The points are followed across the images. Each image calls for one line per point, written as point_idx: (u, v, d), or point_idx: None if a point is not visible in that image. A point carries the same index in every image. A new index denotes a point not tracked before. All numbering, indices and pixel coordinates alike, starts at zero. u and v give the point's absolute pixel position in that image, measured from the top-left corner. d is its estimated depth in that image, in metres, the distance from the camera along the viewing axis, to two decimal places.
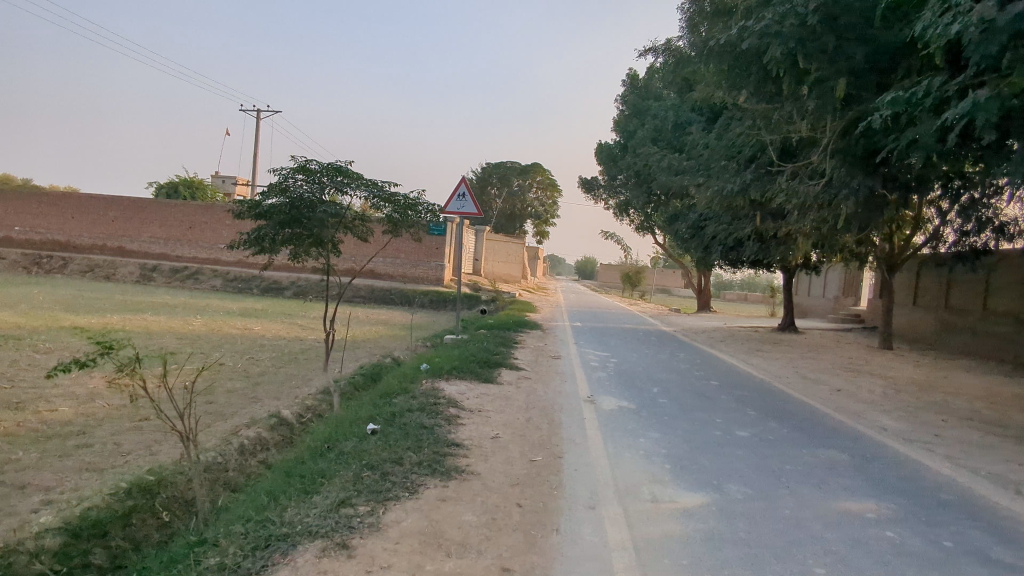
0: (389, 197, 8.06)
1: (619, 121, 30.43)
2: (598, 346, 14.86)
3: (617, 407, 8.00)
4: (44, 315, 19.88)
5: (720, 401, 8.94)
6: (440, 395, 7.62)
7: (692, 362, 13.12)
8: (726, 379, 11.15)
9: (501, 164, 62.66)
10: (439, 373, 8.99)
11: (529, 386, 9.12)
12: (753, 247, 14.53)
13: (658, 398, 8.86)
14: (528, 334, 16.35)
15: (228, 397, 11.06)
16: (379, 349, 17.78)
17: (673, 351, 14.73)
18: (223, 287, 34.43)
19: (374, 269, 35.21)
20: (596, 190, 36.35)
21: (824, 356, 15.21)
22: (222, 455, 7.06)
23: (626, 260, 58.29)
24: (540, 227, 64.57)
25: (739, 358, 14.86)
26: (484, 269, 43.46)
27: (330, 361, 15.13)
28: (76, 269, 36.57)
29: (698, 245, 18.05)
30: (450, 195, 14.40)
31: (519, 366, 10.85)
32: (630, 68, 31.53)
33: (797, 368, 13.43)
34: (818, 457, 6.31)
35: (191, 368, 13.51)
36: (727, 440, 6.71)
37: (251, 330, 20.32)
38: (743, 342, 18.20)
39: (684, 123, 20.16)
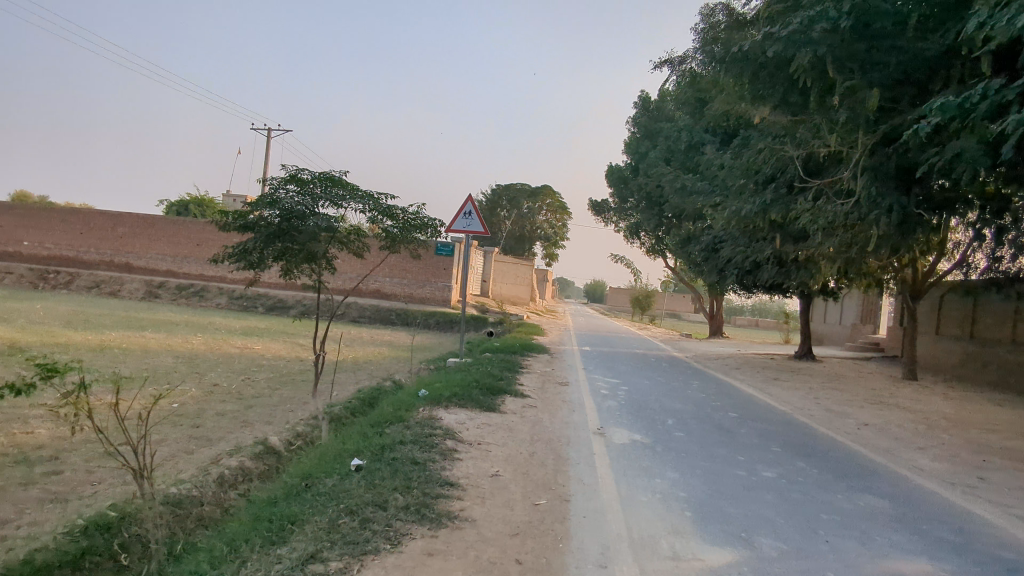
0: (387, 211, 7.60)
1: (630, 142, 30.07)
2: (608, 373, 14.21)
3: (630, 441, 7.36)
4: (42, 331, 19.47)
5: (740, 435, 8.28)
6: (437, 425, 7.00)
7: (707, 391, 12.44)
8: (745, 410, 10.47)
9: (511, 186, 62.59)
10: (438, 400, 8.40)
11: (535, 416, 8.50)
12: (771, 272, 13.92)
13: (673, 430, 8.21)
14: (536, 359, 15.72)
15: (217, 421, 10.51)
16: (381, 371, 17.23)
17: (686, 379, 14.04)
18: (227, 305, 34.05)
19: (381, 289, 34.78)
20: (607, 213, 35.91)
21: (845, 387, 14.47)
22: (197, 487, 6.46)
23: (636, 284, 57.61)
24: (549, 250, 64.18)
25: (755, 387, 14.14)
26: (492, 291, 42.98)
27: (330, 385, 14.55)
28: (81, 285, 36.37)
29: (713, 268, 17.44)
30: (456, 213, 13.92)
31: (525, 393, 10.22)
32: (642, 90, 31.26)
33: (819, 400, 12.71)
34: (856, 505, 5.64)
35: (183, 388, 13.00)
36: (752, 482, 6.05)
37: (251, 349, 19.83)
38: (759, 370, 17.47)
39: (698, 144, 19.71)
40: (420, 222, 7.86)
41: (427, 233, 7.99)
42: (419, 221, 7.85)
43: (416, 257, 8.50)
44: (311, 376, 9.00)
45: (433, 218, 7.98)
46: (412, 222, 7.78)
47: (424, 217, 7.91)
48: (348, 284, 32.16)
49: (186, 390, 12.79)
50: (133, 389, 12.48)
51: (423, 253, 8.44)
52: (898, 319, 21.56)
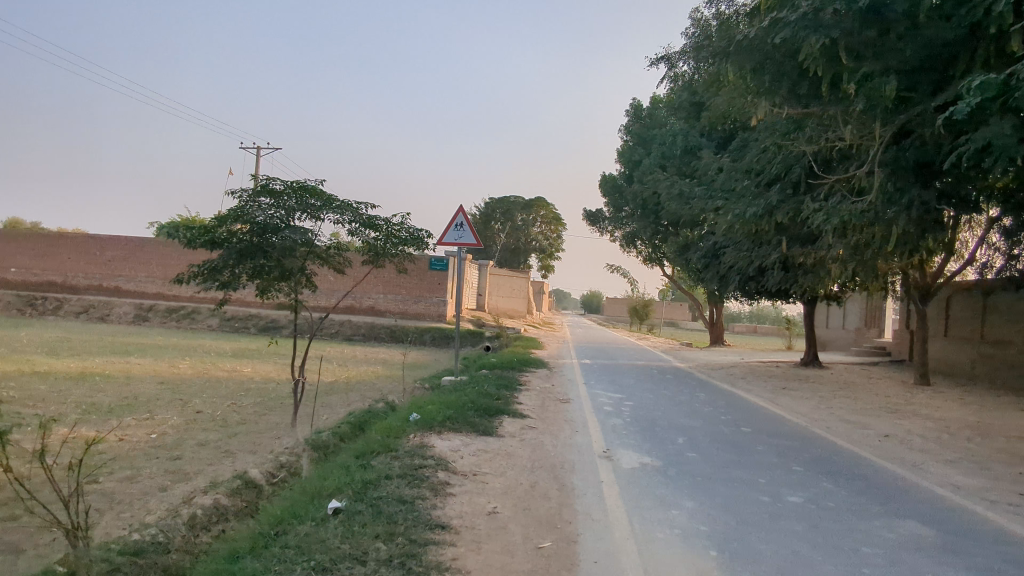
0: (369, 222, 7.02)
1: (623, 150, 29.67)
2: (610, 387, 13.62)
3: (639, 466, 6.77)
4: (22, 359, 18.75)
5: (758, 454, 7.69)
6: (428, 455, 6.39)
7: (715, 404, 11.85)
8: (757, 424, 9.89)
9: (505, 199, 62.26)
10: (431, 424, 7.79)
11: (535, 438, 7.90)
12: (777, 276, 13.40)
13: (685, 451, 7.62)
14: (534, 374, 15.12)
15: (197, 452, 9.85)
16: (374, 391, 16.58)
17: (692, 392, 13.45)
18: (219, 326, 33.35)
19: (375, 306, 34.16)
20: (602, 222, 35.47)
21: (857, 394, 13.91)
22: (164, 532, 5.85)
23: (633, 293, 57.17)
24: (545, 261, 63.73)
25: (764, 398, 13.55)
26: (488, 305, 42.39)
27: (321, 409, 13.91)
28: (69, 310, 35.58)
29: (714, 275, 16.91)
30: (446, 225, 13.37)
31: (524, 413, 9.64)
32: (634, 97, 30.98)
33: (833, 410, 12.12)
34: (898, 535, 5.06)
35: (165, 416, 12.34)
36: (779, 510, 5.47)
37: (240, 372, 19.14)
38: (766, 379, 16.89)
39: (695, 149, 19.29)
40: (406, 234, 7.33)
41: (414, 247, 7.45)
42: (405, 233, 7.32)
43: (403, 272, 7.96)
44: (295, 402, 8.38)
45: (420, 229, 7.44)
46: (398, 235, 7.26)
47: (410, 228, 7.37)
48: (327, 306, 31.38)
49: (167, 418, 12.12)
50: (111, 418, 11.81)
51: (411, 267, 7.91)
52: (904, 322, 21.09)
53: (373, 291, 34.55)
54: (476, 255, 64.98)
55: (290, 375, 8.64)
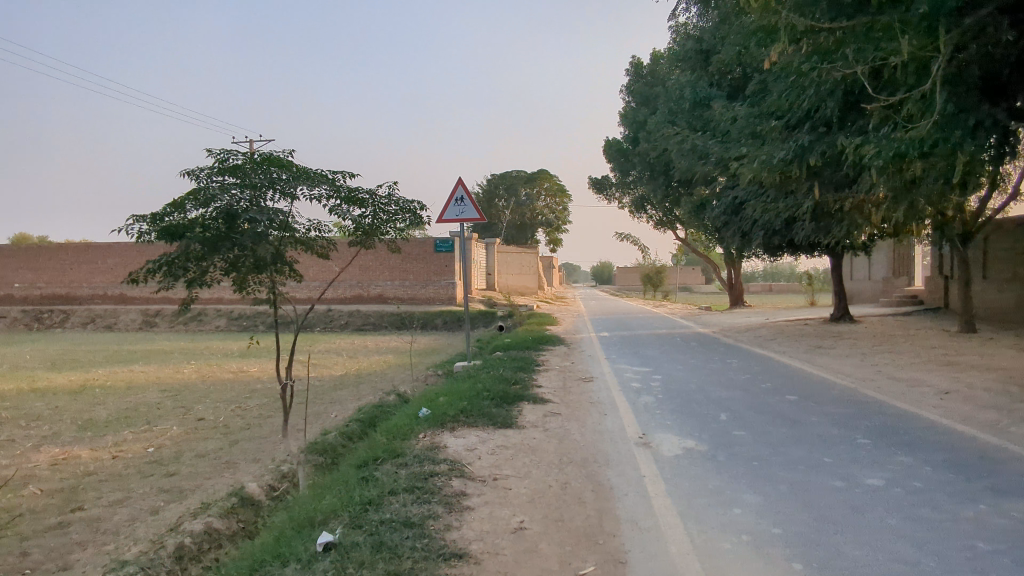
0: (352, 197, 6.04)
1: (625, 113, 28.48)
2: (634, 360, 12.74)
3: (683, 452, 5.90)
4: (22, 377, 18.10)
5: (814, 426, 6.79)
6: (439, 458, 5.55)
7: (752, 370, 10.92)
8: (802, 390, 8.97)
9: (507, 175, 61.03)
10: (442, 421, 6.93)
11: (560, 427, 7.02)
12: (807, 228, 12.46)
13: (731, 430, 6.72)
14: (552, 353, 14.25)
15: (195, 465, 9.07)
16: (385, 382, 15.81)
17: (722, 358, 12.54)
18: (226, 327, 32.74)
19: (383, 294, 33.43)
20: (609, 189, 34.29)
21: (900, 348, 12.95)
22: (145, 569, 5.07)
23: (644, 261, 56.09)
24: (552, 235, 62.57)
25: (800, 359, 12.62)
26: (498, 284, 41.48)
27: (330, 407, 13.17)
28: (77, 322, 35.11)
29: (736, 233, 15.95)
30: (445, 201, 12.42)
31: (546, 397, 8.81)
32: (634, 55, 29.73)
33: (878, 367, 11.17)
34: (1012, 519, 4.17)
35: (165, 427, 11.60)
36: (860, 497, 4.58)
37: (248, 372, 18.43)
38: (797, 338, 15.93)
39: (706, 101, 18.19)
40: (400, 209, 6.37)
41: (410, 224, 6.49)
42: (398, 209, 6.36)
43: (395, 253, 7.04)
44: (288, 408, 7.54)
45: (414, 203, 6.44)
46: (389, 212, 6.32)
47: (404, 201, 6.39)
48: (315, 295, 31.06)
49: (167, 429, 11.38)
50: (107, 434, 11.08)
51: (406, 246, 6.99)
52: (937, 268, 20.04)
53: (379, 278, 33.74)
54: (482, 235, 63.93)
55: (283, 377, 7.82)
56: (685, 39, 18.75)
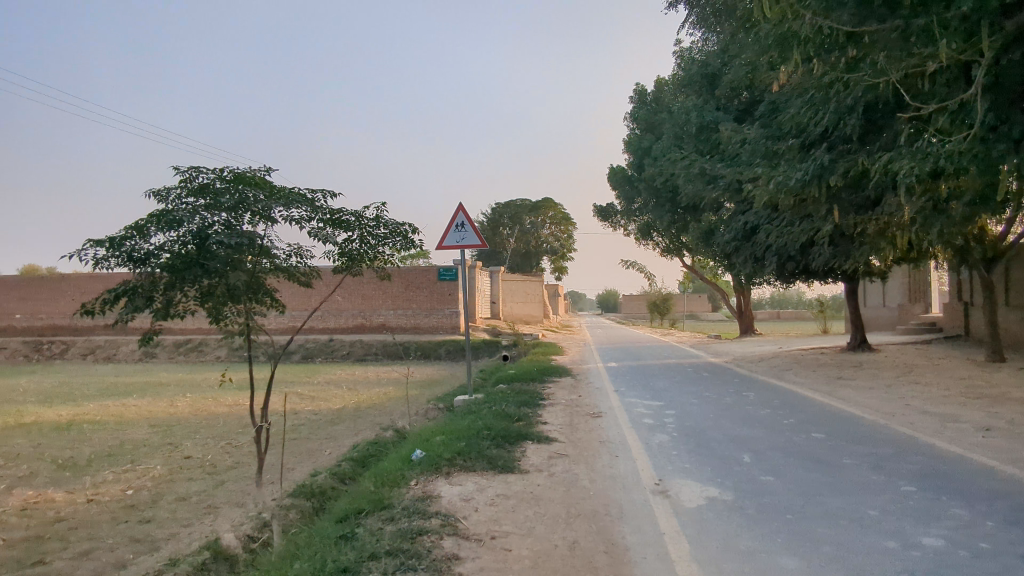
0: (336, 219, 5.53)
1: (630, 140, 28.22)
2: (645, 392, 12.05)
3: (706, 503, 5.24)
4: (10, 411, 17.50)
5: (851, 470, 6.11)
6: (430, 512, 4.90)
7: (771, 404, 10.23)
8: (830, 426, 8.28)
9: (511, 203, 60.96)
10: (437, 465, 6.28)
11: (567, 472, 6.36)
12: (822, 253, 11.97)
13: (757, 476, 6.04)
14: (558, 384, 13.59)
15: (174, 510, 8.39)
16: (384, 416, 15.16)
17: (739, 391, 11.83)
18: (226, 357, 32.18)
19: (386, 323, 32.90)
20: (614, 217, 33.87)
21: (927, 379, 12.25)
22: None
23: (651, 288, 55.50)
24: (557, 263, 62.16)
25: (821, 390, 11.92)
26: (503, 312, 40.92)
27: (326, 443, 12.52)
28: (77, 353, 34.63)
29: (747, 258, 15.42)
30: (446, 227, 11.92)
31: (552, 435, 8.14)
32: (638, 84, 29.62)
33: (907, 400, 10.45)
34: None
35: (148, 466, 10.94)
36: (919, 562, 3.92)
37: (244, 405, 17.78)
38: (815, 368, 15.22)
39: (713, 125, 17.84)
40: (390, 231, 5.84)
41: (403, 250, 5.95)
42: (388, 232, 5.84)
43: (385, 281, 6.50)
44: (263, 452, 6.75)
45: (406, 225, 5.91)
46: (378, 236, 5.80)
47: (394, 224, 5.87)
48: (291, 325, 30.88)
49: (150, 468, 10.73)
50: (87, 474, 10.43)
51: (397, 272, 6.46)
52: (956, 295, 19.47)
53: (382, 307, 33.22)
54: (487, 263, 63.53)
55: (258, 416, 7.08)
56: (695, 64, 18.54)
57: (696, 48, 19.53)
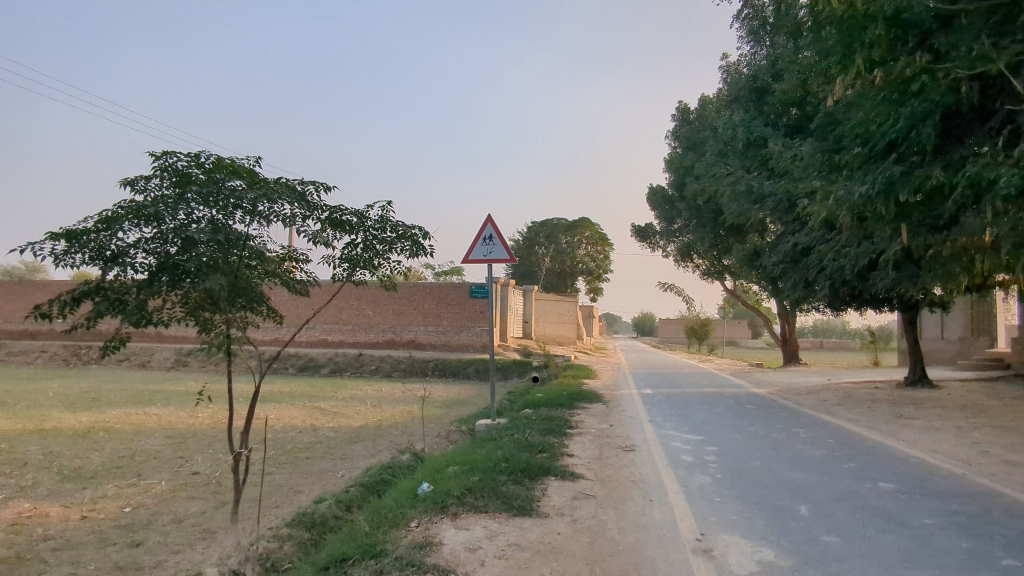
0: (339, 222, 4.86)
1: (671, 159, 27.31)
2: (682, 423, 11.10)
3: (762, 569, 4.34)
4: (34, 415, 17.39)
5: (936, 534, 5.12)
6: (428, 566, 4.14)
7: (825, 443, 9.17)
8: (898, 473, 7.24)
9: (548, 222, 60.34)
10: (442, 503, 5.52)
11: (593, 517, 5.50)
12: (883, 278, 10.94)
13: (819, 534, 5.10)
14: (587, 411, 12.70)
15: (165, 534, 7.77)
16: (405, 437, 14.49)
17: (787, 426, 10.73)
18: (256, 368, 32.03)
19: (415, 339, 32.42)
20: (652, 238, 32.82)
21: (1002, 422, 10.99)
22: None
23: (689, 312, 53.93)
24: (592, 284, 61.04)
25: (879, 430, 10.75)
26: (535, 332, 40.07)
27: (341, 463, 11.90)
28: (113, 359, 35.01)
29: (798, 282, 14.35)
30: (473, 239, 11.25)
31: (578, 470, 7.29)
32: (680, 102, 28.81)
33: (983, 446, 9.26)
34: None
35: (153, 482, 10.42)
36: None
37: (263, 419, 17.29)
38: (871, 404, 13.97)
39: (760, 141, 16.88)
40: (398, 233, 5.14)
41: (412, 255, 5.21)
42: (396, 235, 5.15)
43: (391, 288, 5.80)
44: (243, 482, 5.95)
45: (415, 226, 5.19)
46: (385, 239, 5.11)
47: (402, 226, 5.17)
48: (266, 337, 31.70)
49: (154, 485, 10.21)
50: (88, 488, 9.96)
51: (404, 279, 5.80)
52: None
53: (411, 323, 32.77)
54: (521, 282, 62.77)
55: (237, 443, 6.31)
56: (747, 77, 17.70)
57: (744, 63, 18.69)
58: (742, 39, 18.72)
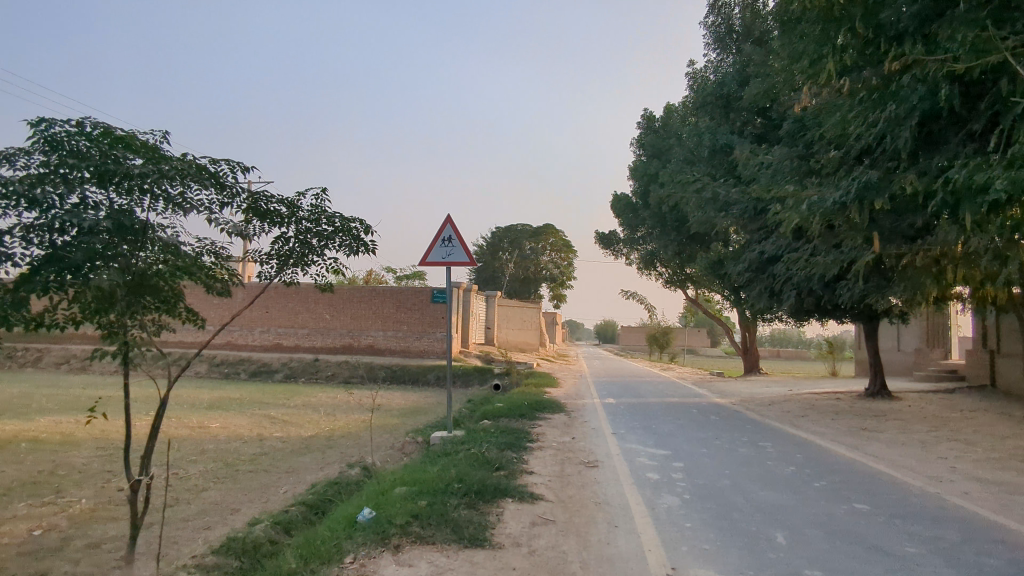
0: (265, 214, 4.25)
1: (635, 167, 27.14)
2: (647, 436, 10.67)
3: None
4: None
5: (923, 567, 4.75)
6: None
7: (793, 459, 8.84)
8: (873, 494, 6.92)
9: (512, 228, 59.94)
10: (384, 533, 4.88)
11: (552, 548, 4.95)
12: (852, 288, 10.70)
13: (800, 568, 4.66)
14: (548, 423, 12.20)
15: (76, 563, 6.89)
16: (358, 449, 13.74)
17: (754, 440, 10.40)
18: (206, 373, 30.55)
19: (374, 344, 31.51)
20: (616, 245, 32.62)
21: (964, 435, 10.93)
22: None
23: (651, 320, 54.21)
24: (555, 290, 60.82)
25: (845, 444, 10.53)
26: (498, 338, 39.54)
27: (286, 477, 11.09)
28: (50, 362, 32.93)
29: (763, 292, 14.09)
30: (431, 241, 10.63)
31: (538, 491, 6.73)
32: (645, 109, 28.78)
33: (950, 462, 9.08)
34: None
35: (72, 500, 9.43)
36: None
37: (205, 428, 16.21)
38: (833, 416, 13.85)
39: (726, 148, 16.70)
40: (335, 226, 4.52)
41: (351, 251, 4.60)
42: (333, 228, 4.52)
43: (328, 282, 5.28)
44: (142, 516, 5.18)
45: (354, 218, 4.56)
46: (319, 233, 4.48)
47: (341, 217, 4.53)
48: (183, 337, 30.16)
49: (73, 503, 9.25)
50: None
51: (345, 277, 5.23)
52: (981, 341, 18.74)
53: (370, 328, 31.82)
54: (484, 287, 62.06)
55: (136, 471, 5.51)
56: (714, 84, 17.62)
57: (710, 71, 18.66)
58: (709, 47, 18.66)
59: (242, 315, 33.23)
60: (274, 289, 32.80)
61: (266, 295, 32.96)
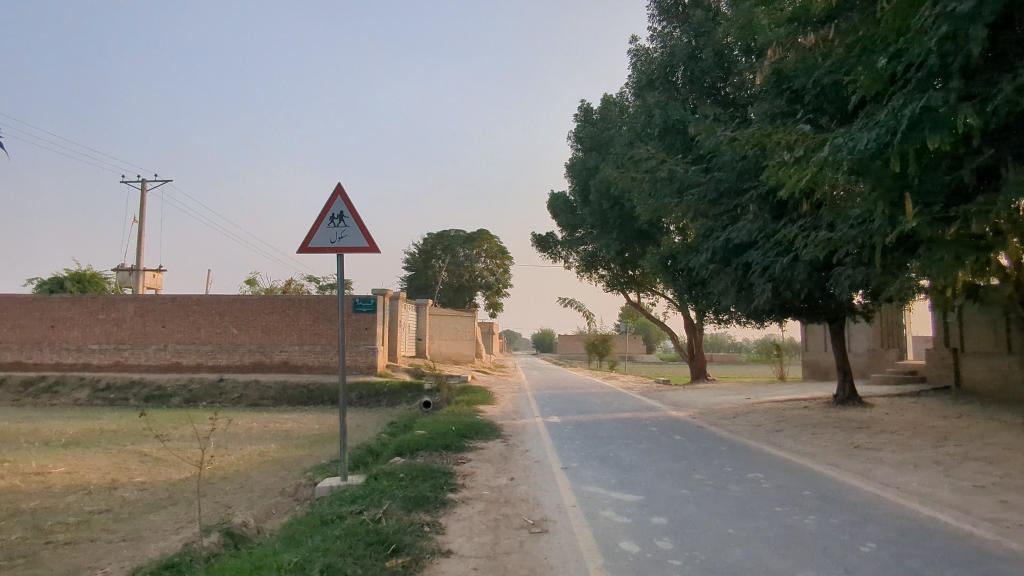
0: None
1: (572, 163, 25.05)
2: (608, 471, 8.23)
3: None
4: None
5: None
6: None
7: (805, 501, 6.55)
8: (955, 568, 4.66)
9: (444, 234, 57.41)
10: None
11: None
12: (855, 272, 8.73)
13: None
14: (482, 456, 9.60)
15: None
16: (240, 496, 10.65)
17: (741, 472, 8.11)
18: (87, 401, 26.15)
19: (288, 360, 27.96)
20: (554, 247, 30.44)
21: (979, 452, 9.09)
22: None
23: (591, 328, 52.45)
24: (492, 299, 58.13)
25: (849, 469, 8.43)
26: (430, 351, 36.51)
27: (120, 548, 7.97)
28: None
29: (731, 286, 12.03)
30: (315, 219, 7.84)
31: None
32: (581, 101, 26.87)
33: (992, 492, 7.07)
34: None
35: None
36: None
37: (47, 475, 12.66)
38: (812, 430, 11.89)
39: (679, 126, 14.69)
40: None
41: None
42: None
43: None
44: None
45: None
46: None
47: None
48: None
49: None
50: None
51: None
52: (938, 339, 17.54)
53: (283, 342, 28.23)
54: (417, 296, 58.83)
55: None
56: (665, 54, 15.68)
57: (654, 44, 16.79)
58: (655, 18, 16.70)
59: (133, 331, 28.96)
60: (171, 301, 28.82)
61: (161, 308, 28.91)
